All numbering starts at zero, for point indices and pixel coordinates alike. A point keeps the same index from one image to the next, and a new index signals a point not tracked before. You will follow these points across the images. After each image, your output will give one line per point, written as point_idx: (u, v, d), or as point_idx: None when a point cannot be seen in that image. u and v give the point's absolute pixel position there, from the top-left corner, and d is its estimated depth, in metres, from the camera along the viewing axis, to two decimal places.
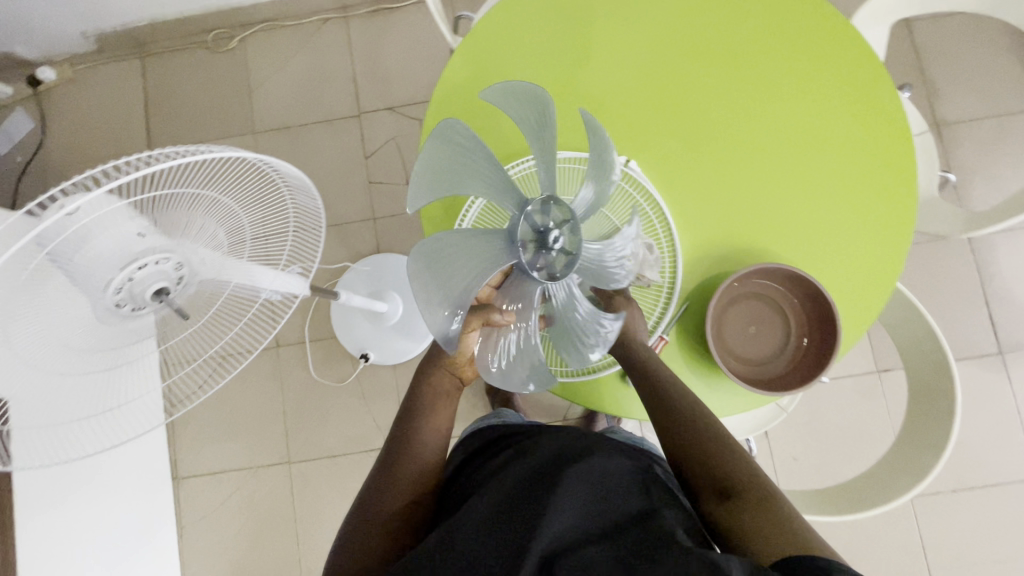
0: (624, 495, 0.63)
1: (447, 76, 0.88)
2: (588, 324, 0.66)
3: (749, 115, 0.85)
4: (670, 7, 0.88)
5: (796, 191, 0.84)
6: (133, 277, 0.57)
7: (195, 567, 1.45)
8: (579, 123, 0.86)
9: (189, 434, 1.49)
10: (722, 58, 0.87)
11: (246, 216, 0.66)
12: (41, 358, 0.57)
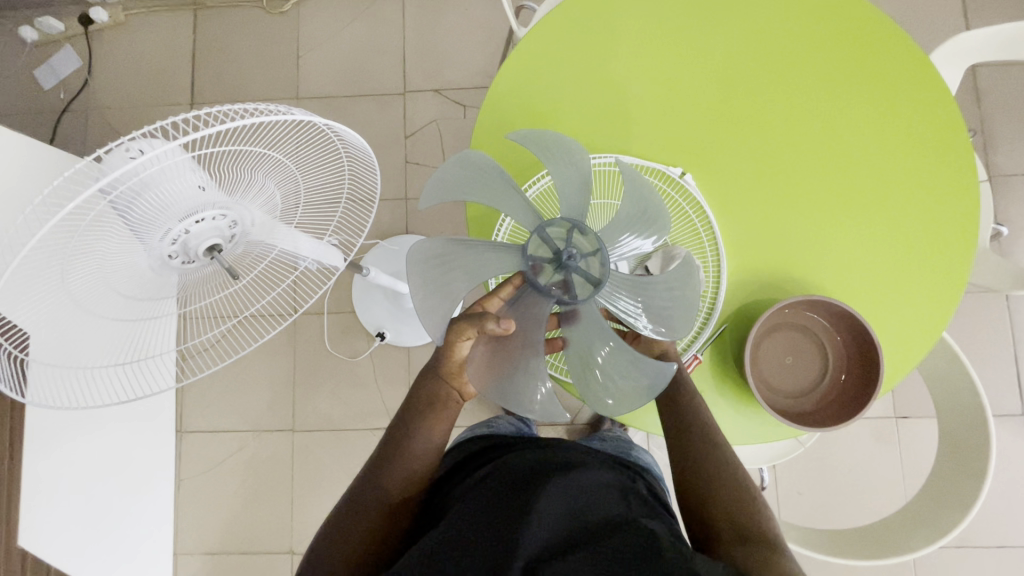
0: (609, 502, 0.62)
1: (510, 65, 0.87)
2: (617, 364, 0.61)
3: (816, 142, 0.83)
4: (748, 22, 0.86)
5: (854, 226, 0.82)
6: (188, 231, 0.57)
7: (189, 521, 1.46)
8: (639, 129, 0.84)
9: (198, 390, 1.50)
10: (796, 81, 0.85)
11: (304, 181, 0.65)
12: (86, 302, 0.57)
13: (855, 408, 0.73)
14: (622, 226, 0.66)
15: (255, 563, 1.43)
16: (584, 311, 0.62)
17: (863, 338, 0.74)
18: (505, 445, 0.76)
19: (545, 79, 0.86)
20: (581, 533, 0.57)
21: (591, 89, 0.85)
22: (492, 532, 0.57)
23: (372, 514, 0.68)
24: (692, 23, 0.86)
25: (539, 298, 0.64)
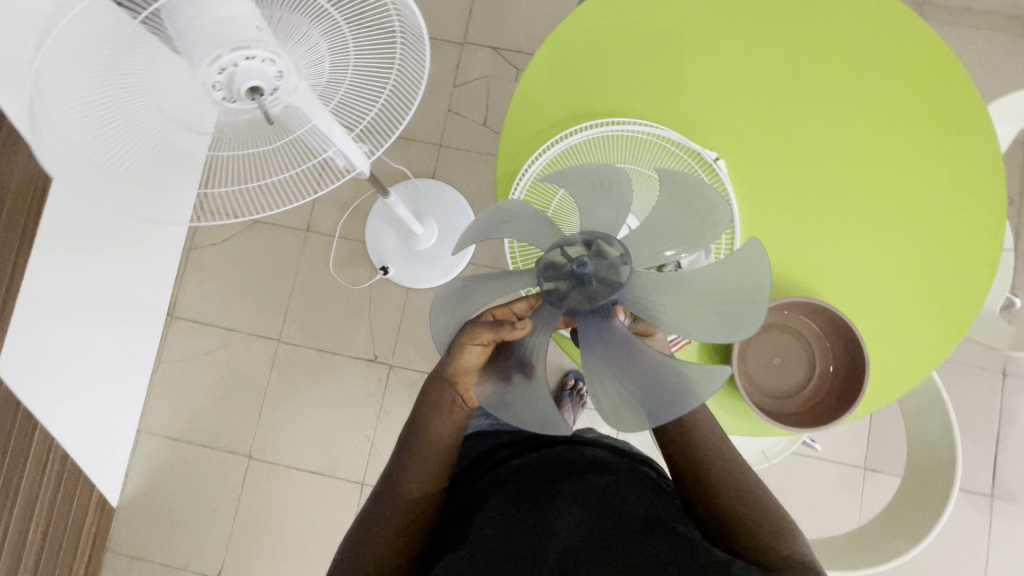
0: (632, 500, 0.64)
1: (574, 21, 0.90)
2: (636, 377, 0.55)
3: (845, 146, 0.85)
4: (805, 19, 0.87)
5: (866, 232, 0.83)
6: (237, 64, 0.59)
7: (159, 404, 1.48)
8: (682, 105, 0.87)
9: (198, 281, 1.52)
10: (838, 84, 0.86)
11: (354, 59, 0.69)
12: (125, 100, 0.62)
13: (844, 404, 0.74)
14: (662, 236, 0.61)
15: (213, 458, 1.45)
16: (602, 324, 0.57)
17: (846, 335, 0.74)
18: (519, 442, 0.79)
19: (601, 45, 0.89)
20: (611, 534, 0.60)
21: (641, 65, 0.88)
22: (526, 541, 0.61)
23: (395, 517, 0.68)
24: (754, 22, 0.88)
25: (548, 309, 0.61)
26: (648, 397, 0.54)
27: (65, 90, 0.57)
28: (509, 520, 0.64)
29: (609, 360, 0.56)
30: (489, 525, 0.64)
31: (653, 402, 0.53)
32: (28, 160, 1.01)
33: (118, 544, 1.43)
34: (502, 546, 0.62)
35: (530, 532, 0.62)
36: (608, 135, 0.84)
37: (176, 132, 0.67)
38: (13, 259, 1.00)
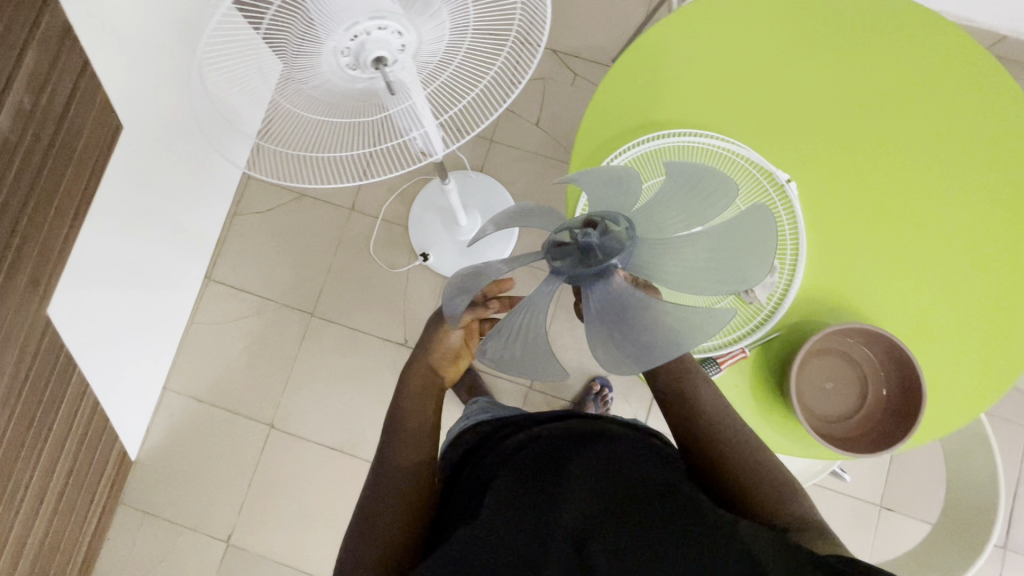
0: (643, 472, 0.61)
1: (662, 26, 0.90)
2: (626, 325, 0.53)
3: (905, 162, 0.86)
4: (878, 38, 0.89)
5: (918, 248, 0.84)
6: (369, 32, 0.62)
7: (187, 363, 1.49)
8: (759, 119, 0.87)
9: (238, 247, 1.53)
10: (904, 103, 0.87)
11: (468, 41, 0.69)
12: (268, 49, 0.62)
13: (900, 435, 0.74)
14: (673, 207, 0.58)
15: (234, 423, 1.46)
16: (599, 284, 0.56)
17: (903, 363, 0.75)
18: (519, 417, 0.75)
19: (687, 53, 0.89)
20: (624, 509, 0.56)
21: (726, 79, 0.88)
22: (536, 517, 0.57)
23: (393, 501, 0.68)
24: (838, 54, 0.89)
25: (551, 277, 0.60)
26: (637, 344, 0.52)
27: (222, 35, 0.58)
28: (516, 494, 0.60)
29: (603, 313, 0.55)
30: (496, 499, 0.60)
31: (644, 347, 0.51)
32: (104, 109, 1.04)
33: (131, 498, 1.44)
34: (511, 524, 0.57)
35: (541, 507, 0.58)
36: (684, 147, 0.85)
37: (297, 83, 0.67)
38: (77, 204, 1.04)
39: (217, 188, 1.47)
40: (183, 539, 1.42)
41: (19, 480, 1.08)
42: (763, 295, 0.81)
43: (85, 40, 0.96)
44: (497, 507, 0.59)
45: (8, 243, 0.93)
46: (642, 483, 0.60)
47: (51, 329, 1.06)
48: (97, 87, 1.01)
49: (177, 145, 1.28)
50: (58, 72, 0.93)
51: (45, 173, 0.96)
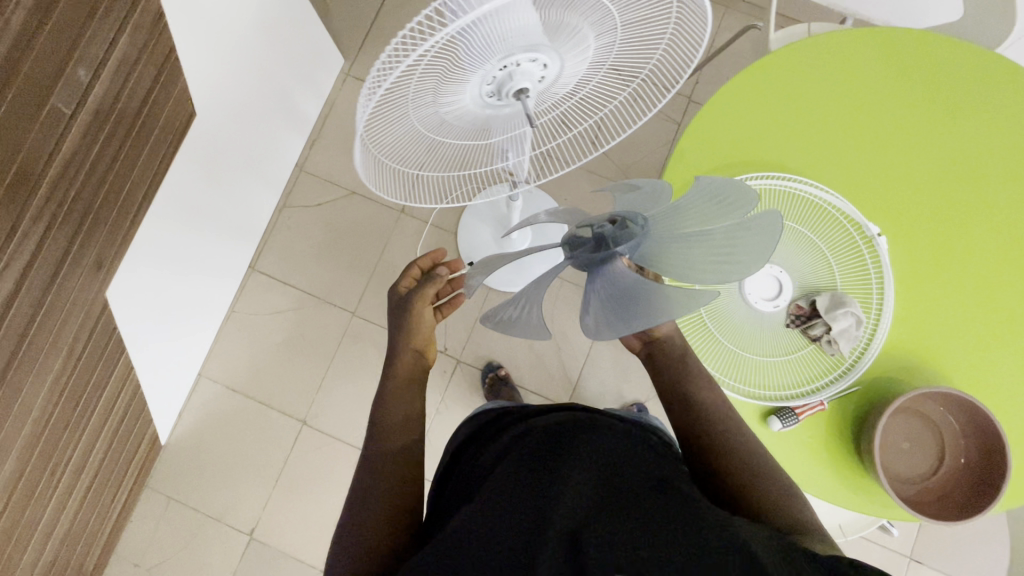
0: (637, 470, 0.58)
1: (763, 61, 0.88)
2: (625, 298, 0.61)
3: (993, 218, 0.84)
4: (976, 91, 0.87)
5: (1002, 307, 0.82)
6: (518, 66, 0.53)
7: (224, 351, 1.49)
8: (852, 167, 0.85)
9: (284, 239, 1.53)
10: (996, 158, 0.85)
11: (596, 79, 0.64)
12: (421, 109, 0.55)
13: (979, 498, 0.74)
14: (693, 211, 0.62)
15: (266, 416, 1.46)
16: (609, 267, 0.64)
17: (993, 437, 0.73)
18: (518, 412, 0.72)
19: (785, 94, 0.87)
20: (617, 502, 0.53)
21: (823, 125, 0.86)
22: (529, 505, 0.53)
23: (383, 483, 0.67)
24: (940, 106, 0.87)
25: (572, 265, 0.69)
26: (622, 315, 0.60)
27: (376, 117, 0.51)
28: (510, 483, 0.57)
29: (605, 291, 0.64)
30: (491, 489, 0.57)
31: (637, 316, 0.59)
32: (181, 97, 1.03)
33: (157, 483, 1.43)
34: (505, 514, 0.53)
35: (533, 495, 0.54)
36: (776, 190, 0.84)
37: (439, 126, 0.61)
38: (145, 189, 1.04)
39: (270, 179, 1.46)
40: (206, 528, 1.41)
41: (59, 459, 1.08)
42: (847, 348, 0.79)
43: (174, 26, 0.96)
44: (493, 492, 0.56)
45: (81, 224, 0.92)
46: (641, 477, 0.58)
47: (107, 312, 1.06)
48: (178, 75, 1.00)
49: (240, 135, 1.27)
50: (146, 58, 0.92)
51: (121, 157, 0.95)
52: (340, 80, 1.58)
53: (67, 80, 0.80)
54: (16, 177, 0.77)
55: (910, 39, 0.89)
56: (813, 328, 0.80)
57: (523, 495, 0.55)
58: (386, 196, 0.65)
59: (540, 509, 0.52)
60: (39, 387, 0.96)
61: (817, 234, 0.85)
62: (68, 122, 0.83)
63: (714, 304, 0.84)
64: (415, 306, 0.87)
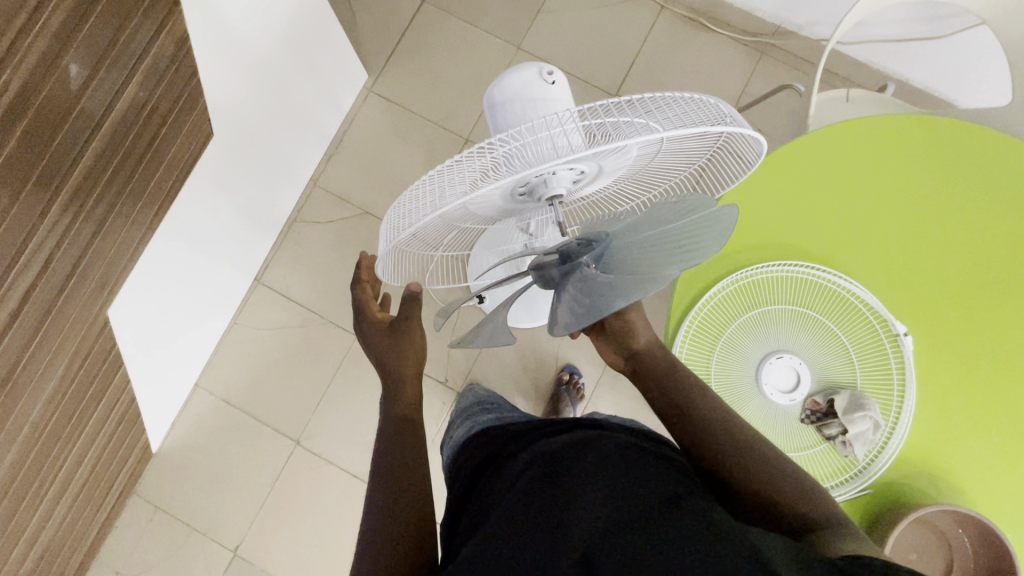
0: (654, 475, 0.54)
1: (809, 138, 0.84)
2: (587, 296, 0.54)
3: None
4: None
5: None
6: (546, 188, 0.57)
7: (224, 361, 1.47)
8: (886, 260, 0.82)
9: (294, 253, 1.51)
10: None
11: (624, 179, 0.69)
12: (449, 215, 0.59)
13: None
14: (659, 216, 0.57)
15: (261, 433, 1.44)
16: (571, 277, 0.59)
17: (1002, 557, 0.71)
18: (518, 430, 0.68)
19: (821, 176, 0.83)
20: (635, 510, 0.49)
21: (858, 213, 0.83)
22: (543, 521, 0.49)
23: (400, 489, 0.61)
24: (980, 204, 0.83)
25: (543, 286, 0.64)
26: (592, 305, 0.52)
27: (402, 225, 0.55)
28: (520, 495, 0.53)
29: (573, 295, 0.57)
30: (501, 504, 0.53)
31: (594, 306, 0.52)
32: (201, 116, 1.01)
33: (146, 491, 1.42)
34: (519, 530, 0.49)
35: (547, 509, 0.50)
36: (803, 277, 0.82)
37: (462, 221, 0.66)
38: (157, 206, 1.02)
39: (283, 193, 1.44)
40: (191, 541, 1.40)
41: (48, 473, 1.06)
42: (861, 451, 0.76)
43: (196, 48, 0.93)
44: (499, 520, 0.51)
45: (89, 241, 0.89)
46: (656, 483, 0.53)
47: (108, 326, 1.04)
48: (199, 95, 0.98)
49: (256, 151, 1.25)
50: (169, 79, 0.90)
51: (137, 175, 0.93)
52: (363, 96, 1.56)
53: (86, 103, 0.77)
54: (25, 205, 0.74)
55: (963, 132, 0.85)
56: (827, 426, 0.78)
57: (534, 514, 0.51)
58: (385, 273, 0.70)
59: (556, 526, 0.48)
60: (32, 405, 0.93)
61: (841, 326, 0.82)
62: (85, 145, 0.80)
63: (728, 390, 0.81)
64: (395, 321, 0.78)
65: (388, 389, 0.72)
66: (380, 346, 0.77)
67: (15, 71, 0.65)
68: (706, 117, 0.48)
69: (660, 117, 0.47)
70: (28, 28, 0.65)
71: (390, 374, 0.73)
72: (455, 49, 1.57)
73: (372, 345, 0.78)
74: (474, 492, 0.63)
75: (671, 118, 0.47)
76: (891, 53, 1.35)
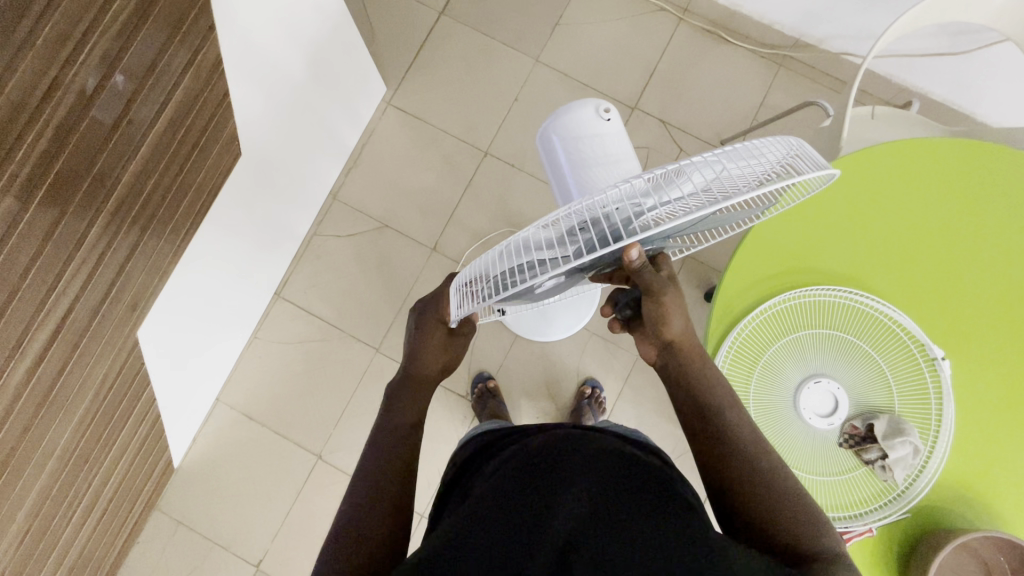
0: (639, 478, 0.58)
1: (847, 163, 0.84)
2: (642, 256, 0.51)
3: None
4: None
5: None
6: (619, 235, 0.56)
7: (244, 374, 1.47)
8: (923, 282, 0.83)
9: (314, 266, 1.51)
10: None
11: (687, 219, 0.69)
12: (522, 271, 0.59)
13: None
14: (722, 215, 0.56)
15: (282, 447, 1.44)
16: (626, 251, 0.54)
17: None
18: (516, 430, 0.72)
19: (856, 201, 0.84)
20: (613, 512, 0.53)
21: (894, 237, 0.83)
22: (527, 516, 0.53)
23: (388, 481, 0.63)
24: (1015, 227, 0.83)
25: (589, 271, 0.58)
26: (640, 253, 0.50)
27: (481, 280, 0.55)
28: (508, 485, 0.57)
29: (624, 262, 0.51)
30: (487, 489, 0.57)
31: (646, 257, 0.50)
32: (230, 137, 1.01)
33: (168, 506, 1.42)
34: (503, 520, 0.53)
35: (531, 503, 0.54)
36: (839, 301, 0.82)
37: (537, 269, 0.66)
38: (185, 229, 1.01)
39: (305, 208, 1.44)
40: (213, 556, 1.40)
41: (76, 494, 1.06)
42: (900, 475, 0.76)
43: (228, 70, 0.93)
44: (489, 500, 0.56)
45: (119, 269, 0.89)
46: (640, 487, 0.57)
47: (136, 347, 1.04)
48: (229, 116, 0.98)
49: (280, 169, 1.25)
50: (202, 102, 0.89)
51: (168, 198, 0.93)
52: (382, 109, 1.56)
53: (123, 131, 0.77)
54: (64, 231, 0.73)
55: (997, 155, 0.85)
56: (866, 451, 0.78)
57: (520, 506, 0.55)
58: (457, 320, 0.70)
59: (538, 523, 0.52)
60: (63, 430, 0.92)
61: (877, 349, 0.82)
62: (121, 172, 0.80)
63: (767, 415, 0.82)
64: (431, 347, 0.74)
65: (399, 385, 0.74)
66: (417, 348, 0.75)
67: (57, 108, 0.65)
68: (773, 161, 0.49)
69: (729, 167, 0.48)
70: (71, 61, 0.64)
71: (409, 375, 0.75)
72: (473, 62, 1.57)
73: (412, 339, 0.76)
74: (469, 475, 0.67)
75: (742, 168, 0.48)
76: (913, 68, 1.35)
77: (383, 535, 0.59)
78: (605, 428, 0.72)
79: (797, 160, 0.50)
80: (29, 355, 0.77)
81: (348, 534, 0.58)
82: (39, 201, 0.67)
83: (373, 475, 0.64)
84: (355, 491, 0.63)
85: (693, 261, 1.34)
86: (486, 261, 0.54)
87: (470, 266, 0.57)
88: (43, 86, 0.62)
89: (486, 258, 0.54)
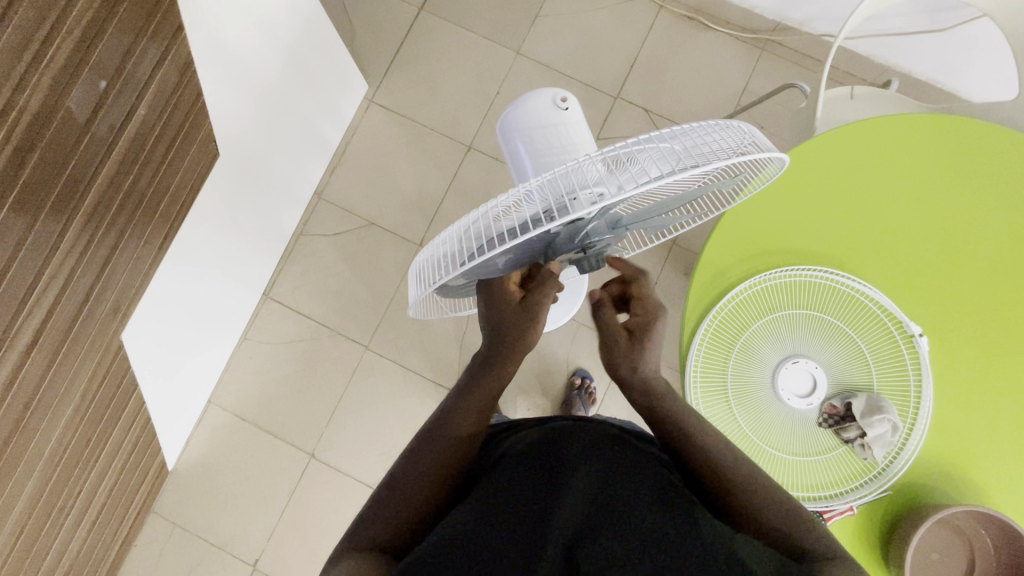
0: (642, 479, 0.60)
1: (825, 140, 0.84)
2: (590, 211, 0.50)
3: None
4: None
5: None
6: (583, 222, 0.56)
7: (235, 373, 1.48)
8: (903, 260, 0.82)
9: (302, 265, 1.52)
10: None
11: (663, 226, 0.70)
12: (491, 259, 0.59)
13: None
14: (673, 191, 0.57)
15: (276, 447, 1.45)
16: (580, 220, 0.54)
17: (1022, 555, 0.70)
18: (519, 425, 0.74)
19: (829, 178, 0.83)
20: (619, 510, 0.54)
21: (870, 216, 0.83)
22: (522, 519, 0.53)
23: (420, 472, 0.64)
24: (992, 203, 0.83)
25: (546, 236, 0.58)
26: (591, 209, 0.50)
27: (440, 255, 0.55)
28: (513, 489, 0.58)
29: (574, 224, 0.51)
30: (497, 492, 0.58)
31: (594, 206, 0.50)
32: (206, 137, 1.01)
33: (165, 509, 1.43)
34: (508, 528, 0.53)
35: (531, 506, 0.55)
36: (816, 280, 0.82)
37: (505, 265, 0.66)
38: (166, 230, 1.02)
39: (288, 208, 1.45)
40: (210, 556, 1.41)
41: (69, 497, 1.06)
42: (880, 453, 0.76)
43: (201, 72, 0.93)
44: (492, 504, 0.56)
45: (104, 264, 0.89)
46: (640, 485, 0.59)
47: (122, 350, 1.04)
48: (204, 118, 0.98)
49: (261, 169, 1.25)
50: (177, 101, 0.89)
51: (146, 200, 0.93)
52: (364, 107, 1.56)
53: (95, 132, 0.77)
54: (41, 233, 0.74)
55: (976, 132, 0.84)
56: (846, 430, 0.78)
57: (522, 508, 0.55)
58: (411, 313, 0.67)
59: (538, 522, 0.52)
60: (49, 434, 0.93)
61: (861, 329, 0.82)
62: (94, 173, 0.80)
63: (745, 397, 0.82)
64: (517, 325, 0.67)
65: (488, 359, 0.69)
66: (506, 328, 0.67)
67: (25, 109, 0.65)
68: (727, 143, 0.49)
69: (682, 144, 0.48)
70: (35, 61, 0.64)
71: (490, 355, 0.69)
72: (454, 56, 1.57)
73: (492, 312, 0.68)
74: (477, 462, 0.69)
75: (694, 148, 0.48)
76: (893, 45, 1.35)
77: (412, 512, 0.61)
78: (602, 421, 0.74)
79: (750, 143, 0.50)
80: (8, 361, 0.77)
81: (382, 520, 0.60)
82: (13, 206, 0.68)
83: (404, 466, 0.65)
84: (389, 484, 0.64)
85: (678, 248, 1.33)
86: (444, 240, 0.54)
87: (429, 245, 0.57)
88: (9, 84, 0.62)
89: (442, 241, 0.55)
